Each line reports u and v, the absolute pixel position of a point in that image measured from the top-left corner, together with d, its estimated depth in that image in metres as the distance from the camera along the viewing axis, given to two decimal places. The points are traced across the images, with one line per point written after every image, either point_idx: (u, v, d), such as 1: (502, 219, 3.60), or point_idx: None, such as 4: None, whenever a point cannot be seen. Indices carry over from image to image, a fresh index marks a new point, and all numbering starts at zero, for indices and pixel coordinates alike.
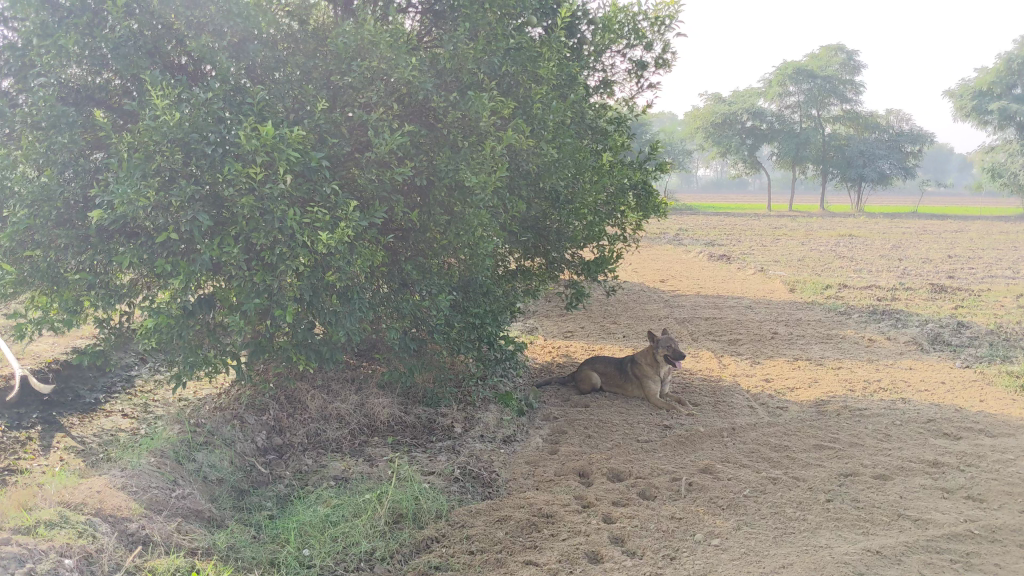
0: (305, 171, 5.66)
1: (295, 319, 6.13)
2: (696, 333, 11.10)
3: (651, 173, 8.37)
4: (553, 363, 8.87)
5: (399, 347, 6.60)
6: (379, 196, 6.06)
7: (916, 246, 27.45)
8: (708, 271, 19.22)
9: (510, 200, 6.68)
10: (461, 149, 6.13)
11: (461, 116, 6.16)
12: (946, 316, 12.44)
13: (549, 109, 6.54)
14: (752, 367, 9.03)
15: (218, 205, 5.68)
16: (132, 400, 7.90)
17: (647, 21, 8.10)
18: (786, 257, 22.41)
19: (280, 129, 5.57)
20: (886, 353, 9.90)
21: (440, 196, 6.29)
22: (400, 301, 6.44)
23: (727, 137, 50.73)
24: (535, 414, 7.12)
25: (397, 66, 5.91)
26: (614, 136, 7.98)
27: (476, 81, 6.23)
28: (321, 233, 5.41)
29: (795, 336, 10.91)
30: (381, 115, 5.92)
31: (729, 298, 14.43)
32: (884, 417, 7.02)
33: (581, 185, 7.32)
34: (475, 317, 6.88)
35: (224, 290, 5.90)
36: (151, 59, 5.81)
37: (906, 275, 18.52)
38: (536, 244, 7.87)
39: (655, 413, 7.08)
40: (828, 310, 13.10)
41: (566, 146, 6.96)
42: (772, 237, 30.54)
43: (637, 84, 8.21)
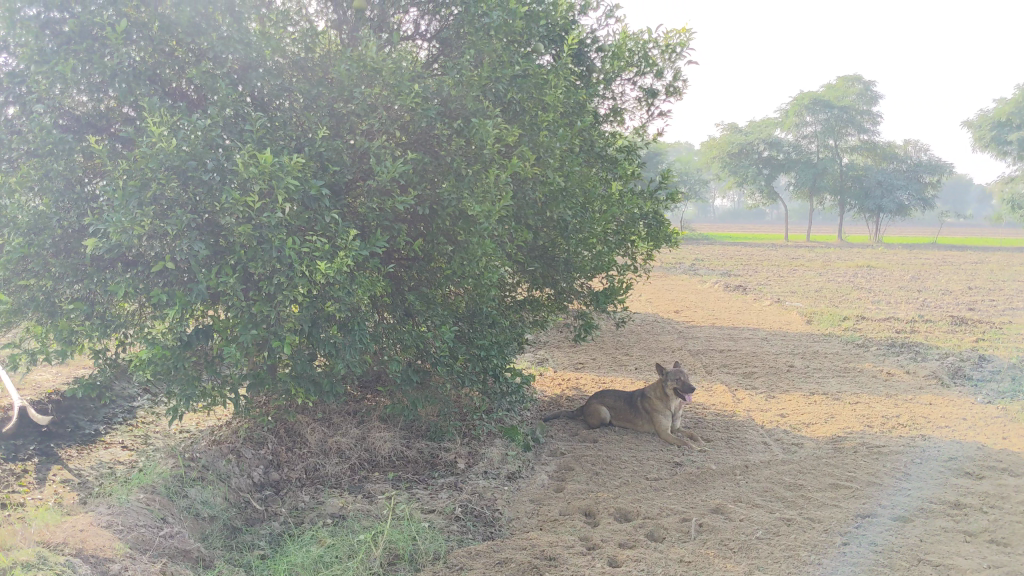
0: (304, 199, 5.53)
1: (295, 350, 5.97)
2: (710, 366, 10.88)
3: (662, 202, 8.20)
4: (562, 396, 8.67)
5: (401, 380, 6.44)
6: (381, 225, 5.92)
7: (935, 278, 27.13)
8: (724, 302, 18.99)
9: (516, 230, 6.53)
10: (465, 177, 5.99)
11: (466, 144, 6.02)
12: (967, 350, 12.16)
13: (557, 136, 6.39)
14: (767, 401, 8.80)
15: (216, 234, 5.55)
16: (132, 432, 7.75)
17: (658, 49, 7.97)
18: (803, 289, 22.17)
19: (279, 157, 5.45)
20: (905, 388, 9.64)
21: (444, 226, 6.14)
22: (402, 332, 6.29)
23: (744, 167, 50.56)
24: (541, 449, 6.93)
25: (400, 93, 5.79)
26: (625, 165, 7.83)
27: (481, 108, 6.10)
28: (319, 263, 5.27)
29: (812, 369, 10.67)
30: (384, 143, 5.79)
31: (745, 329, 14.20)
32: (903, 456, 6.77)
33: (590, 215, 7.17)
34: (480, 349, 6.71)
35: (222, 321, 5.76)
36: (151, 86, 5.71)
37: (925, 307, 18.22)
38: (544, 275, 7.70)
39: (665, 449, 6.87)
40: (846, 343, 12.84)
41: (574, 174, 6.81)
42: (789, 268, 30.27)
43: (648, 112, 8.08)
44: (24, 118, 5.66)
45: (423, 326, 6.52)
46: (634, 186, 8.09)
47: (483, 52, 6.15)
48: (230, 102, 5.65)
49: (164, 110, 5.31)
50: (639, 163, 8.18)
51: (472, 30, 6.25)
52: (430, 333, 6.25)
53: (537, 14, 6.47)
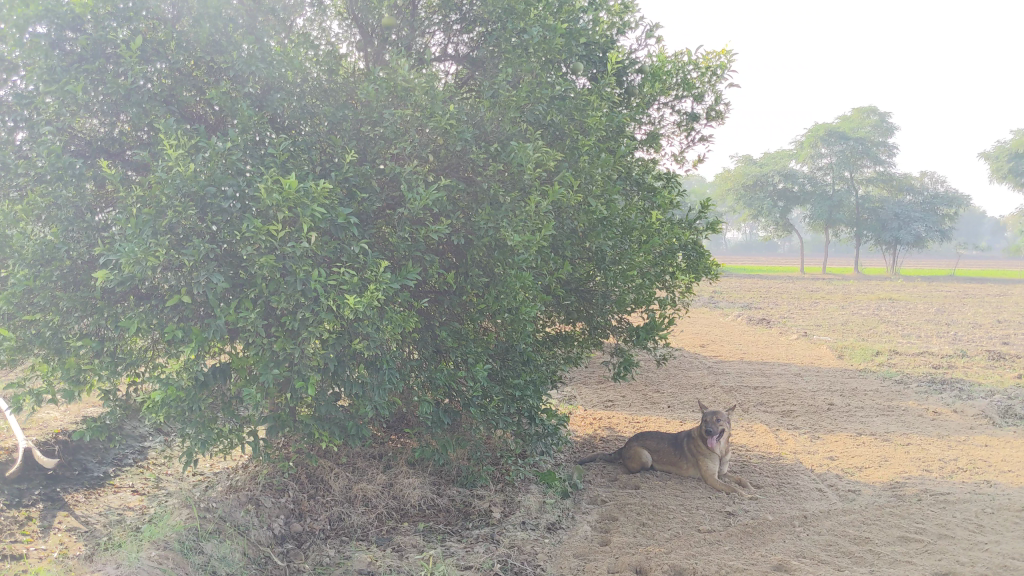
0: (331, 228, 5.12)
1: (319, 390, 5.54)
2: (746, 404, 10.39)
3: (701, 232, 7.78)
4: (595, 437, 8.20)
5: (431, 422, 5.99)
6: (412, 255, 5.49)
7: (962, 310, 26.55)
8: (749, 335, 18.48)
9: (555, 261, 6.10)
10: (503, 204, 5.58)
11: (503, 169, 5.61)
12: (1012, 386, 11.63)
13: (598, 161, 5.98)
14: (812, 443, 8.31)
15: (235, 265, 5.14)
16: (143, 476, 7.31)
17: (698, 71, 7.59)
18: (828, 322, 21.64)
19: (304, 182, 5.05)
20: (956, 428, 9.13)
21: (479, 256, 5.72)
22: (433, 371, 5.85)
23: (759, 199, 50.17)
24: (580, 496, 6.46)
25: (434, 114, 5.39)
26: (664, 192, 7.42)
27: (519, 131, 5.70)
28: (348, 296, 4.85)
29: (854, 408, 10.16)
30: (416, 168, 5.39)
31: (776, 365, 13.70)
32: (971, 505, 6.27)
33: (630, 245, 6.74)
34: (515, 389, 6.27)
35: (240, 359, 5.33)
36: (167, 107, 5.33)
37: (957, 341, 17.67)
38: (579, 308, 7.26)
39: (713, 496, 6.40)
40: (883, 380, 12.32)
41: (615, 202, 6.39)
42: (810, 301, 29.78)
43: (688, 137, 7.68)
44: (32, 142, 5.28)
45: (455, 363, 6.08)
46: (673, 215, 7.67)
47: (520, 71, 5.76)
48: (250, 124, 5.27)
49: (181, 132, 4.93)
50: (677, 190, 7.78)
51: (508, 48, 5.86)
52: (463, 372, 5.81)
53: (576, 33, 6.09)
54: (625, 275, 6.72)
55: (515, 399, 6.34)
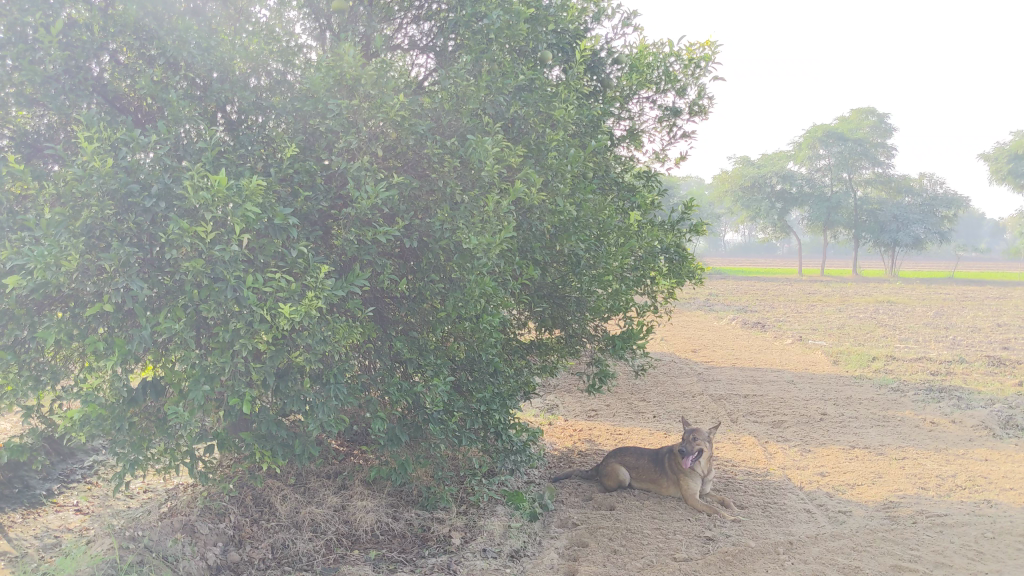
0: (269, 229, 4.67)
1: (260, 407, 5.09)
2: (735, 413, 9.94)
3: (685, 234, 7.33)
4: (574, 452, 7.76)
5: (386, 439, 5.55)
6: (361, 259, 5.04)
7: (961, 313, 26.09)
8: (744, 339, 18.03)
9: (521, 265, 5.64)
10: (461, 204, 5.12)
11: (462, 166, 5.14)
12: (1013, 395, 11.17)
13: (568, 158, 5.46)
14: (803, 457, 7.85)
15: (164, 271, 4.69)
16: (89, 493, 6.86)
17: (680, 63, 7.14)
18: (823, 325, 21.21)
19: (238, 179, 4.60)
20: (954, 440, 8.67)
21: (437, 260, 5.27)
22: (387, 384, 5.40)
23: (756, 201, 49.76)
24: (550, 518, 6.02)
25: (385, 104, 4.93)
26: (644, 192, 6.98)
27: (478, 124, 5.24)
28: (284, 305, 4.39)
29: (848, 418, 9.70)
30: (365, 164, 4.94)
31: (769, 372, 13.25)
32: (971, 528, 5.81)
33: (605, 248, 6.29)
34: (479, 403, 5.82)
35: (172, 374, 4.88)
36: (92, 98, 4.87)
37: (956, 346, 17.21)
38: (553, 315, 6.82)
39: (692, 519, 5.95)
40: (880, 387, 11.86)
41: (588, 202, 5.94)
42: (808, 304, 29.30)
43: (670, 133, 7.24)
44: None
45: (413, 375, 5.62)
46: (654, 216, 7.22)
47: (481, 60, 5.30)
48: (182, 115, 4.82)
49: (102, 124, 4.49)
50: (659, 190, 7.33)
51: (469, 35, 5.41)
52: (420, 387, 5.35)
53: (544, 19, 5.64)
54: (599, 279, 6.28)
55: (480, 414, 5.89)
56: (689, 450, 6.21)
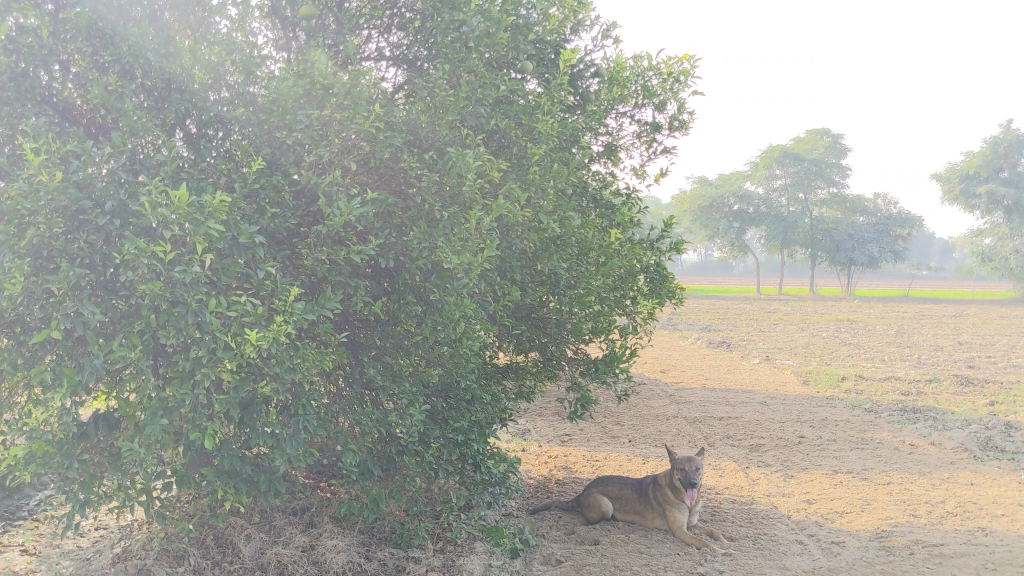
0: (233, 248, 4.30)
1: (223, 441, 4.70)
2: (712, 437, 9.68)
3: (665, 253, 7.06)
4: (551, 481, 7.44)
5: (358, 473, 5.18)
6: (333, 281, 4.69)
7: (921, 331, 26.25)
8: (711, 359, 17.86)
9: (502, 286, 5.33)
10: (439, 221, 4.79)
11: (440, 181, 4.82)
12: (987, 415, 11.05)
13: (551, 173, 5.22)
14: (787, 484, 7.60)
15: (118, 295, 4.30)
16: (34, 532, 6.39)
17: (659, 76, 6.89)
18: (787, 344, 21.14)
19: (199, 194, 4.23)
20: (936, 464, 8.49)
21: (414, 281, 4.93)
22: (360, 415, 5.04)
23: (715, 221, 50.04)
24: (532, 555, 5.69)
25: (358, 115, 4.59)
26: (624, 209, 6.71)
27: (457, 137, 4.92)
28: (250, 331, 4.03)
29: (826, 441, 9.49)
30: (336, 178, 4.59)
31: (740, 393, 13.04)
32: (970, 559, 5.58)
33: (586, 268, 5.99)
34: (457, 433, 5.48)
35: (126, 406, 4.48)
36: (39, 107, 4.48)
37: (921, 364, 17.18)
38: (531, 338, 6.50)
39: (681, 553, 5.66)
40: (853, 408, 11.70)
41: (569, 220, 5.65)
42: (769, 323, 29.32)
43: (649, 149, 6.98)
44: None
45: (386, 404, 5.26)
46: (634, 235, 6.95)
47: (459, 69, 4.98)
48: (138, 126, 4.46)
49: (50, 135, 4.11)
50: (638, 207, 7.07)
51: (446, 42, 5.08)
52: (396, 417, 5.01)
53: (524, 27, 5.35)
54: (581, 300, 5.97)
55: (458, 444, 5.54)
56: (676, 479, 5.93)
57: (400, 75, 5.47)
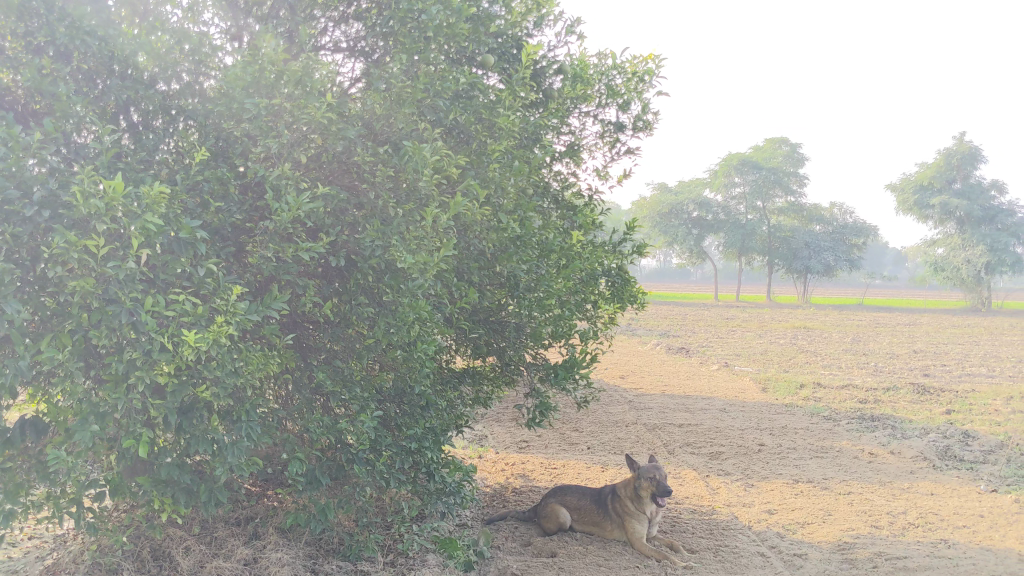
0: (172, 244, 4.04)
1: (160, 448, 4.43)
2: (671, 444, 9.54)
3: (627, 257, 6.89)
4: (507, 490, 7.24)
5: (305, 483, 4.93)
6: (280, 280, 4.44)
7: (877, 339, 26.46)
8: (670, 365, 17.79)
9: (459, 288, 5.11)
10: (394, 219, 4.56)
11: (395, 177, 4.59)
12: (944, 424, 11.04)
13: (512, 170, 5.01)
14: (747, 493, 7.46)
15: (48, 292, 4.02)
16: None
17: (624, 75, 6.72)
18: (746, 351, 21.14)
19: (137, 186, 3.96)
20: (896, 473, 8.41)
21: (366, 282, 4.70)
22: (307, 422, 4.79)
23: (674, 227, 50.26)
24: (486, 568, 5.49)
25: (308, 105, 4.34)
26: (586, 211, 6.53)
27: (414, 131, 4.69)
28: (189, 333, 3.77)
29: (786, 449, 9.39)
30: (285, 172, 4.35)
31: (700, 399, 12.94)
32: (934, 573, 5.46)
33: (547, 270, 5.79)
34: (410, 441, 5.24)
35: (55, 411, 4.19)
36: None
37: (878, 372, 17.24)
38: (489, 342, 6.28)
39: (641, 566, 5.48)
40: (812, 416, 11.64)
41: (530, 220, 5.45)
42: (727, 329, 29.41)
43: (613, 149, 6.81)
44: None
45: (336, 410, 5.02)
46: (596, 237, 6.77)
47: (417, 60, 4.76)
48: (73, 112, 4.17)
49: None
50: (601, 209, 6.89)
51: (404, 32, 4.85)
52: (345, 424, 4.77)
53: (485, 19, 5.13)
54: (541, 304, 5.78)
55: (411, 452, 5.31)
56: (643, 487, 5.83)
57: (355, 68, 5.23)
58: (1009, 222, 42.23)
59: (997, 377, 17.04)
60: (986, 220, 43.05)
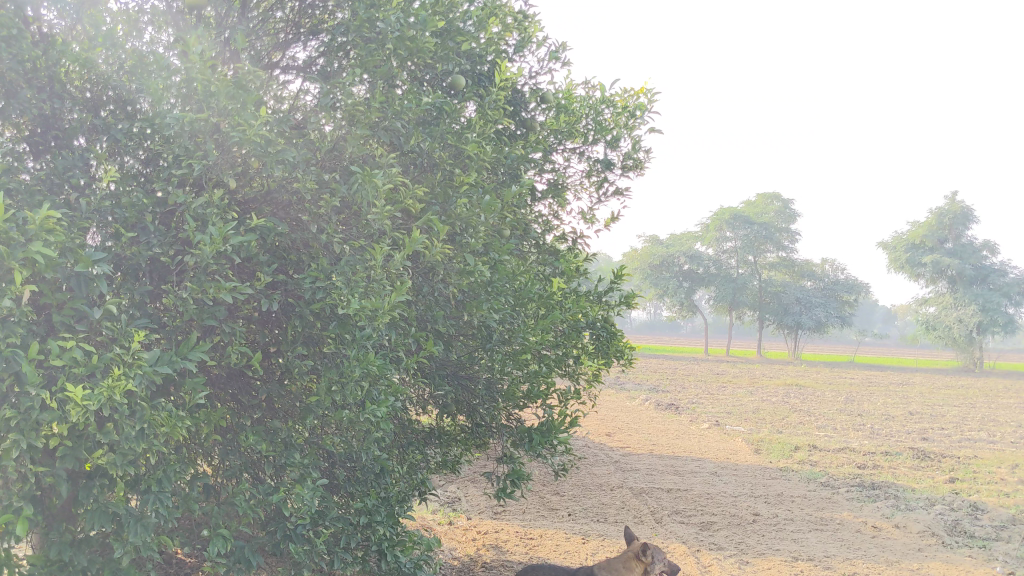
0: (70, 281, 3.38)
1: (53, 523, 3.72)
2: (659, 512, 8.83)
3: (614, 308, 6.27)
4: (476, 564, 6.54)
5: (233, 562, 4.23)
6: (204, 326, 3.78)
7: (871, 399, 25.80)
8: (659, 422, 17.07)
9: (418, 339, 4.47)
10: (342, 257, 3.92)
11: (343, 210, 3.96)
12: (950, 494, 10.38)
13: (482, 207, 4.39)
14: (742, 573, 6.78)
15: None
16: None
17: (614, 109, 6.14)
18: (737, 408, 20.45)
19: (27, 210, 3.31)
20: (903, 551, 7.72)
21: (309, 329, 4.05)
22: (234, 492, 4.10)
23: (664, 280, 49.83)
24: None
25: (242, 122, 3.72)
26: (569, 257, 5.94)
27: (367, 157, 4.07)
28: (77, 388, 3.10)
29: (783, 520, 8.70)
30: (213, 199, 3.71)
31: (690, 461, 12.24)
32: None
33: (523, 320, 5.15)
34: (360, 514, 4.56)
35: None
36: None
37: (875, 435, 16.57)
38: (457, 399, 5.61)
39: None
40: (809, 483, 10.95)
41: (504, 264, 4.82)
42: (718, 385, 28.71)
43: (599, 190, 6.22)
44: None
45: (272, 479, 4.33)
46: (580, 286, 6.14)
47: (373, 76, 4.14)
48: None
49: None
50: (586, 255, 6.27)
51: (360, 44, 4.24)
52: (280, 495, 4.09)
53: (456, 34, 4.54)
54: (517, 358, 5.16)
55: (361, 528, 4.62)
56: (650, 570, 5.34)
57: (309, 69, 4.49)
58: (1001, 282, 41.93)
59: (998, 442, 16.40)
60: (978, 280, 42.74)
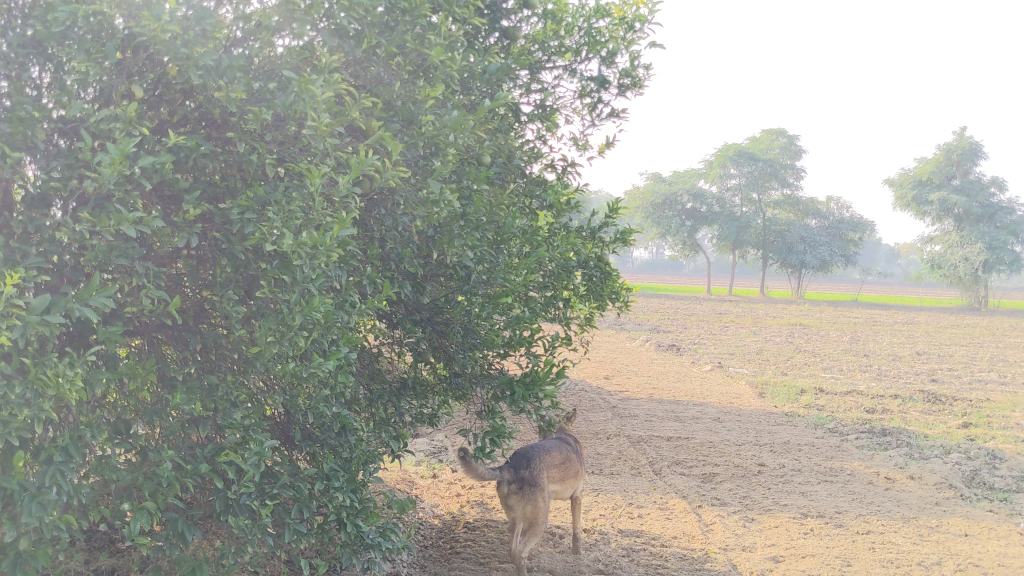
0: None
1: None
2: (659, 462, 8.30)
3: (609, 246, 5.60)
4: (459, 525, 6.01)
5: (165, 535, 3.68)
6: (111, 265, 3.17)
7: (877, 339, 25.27)
8: (659, 364, 16.60)
9: (377, 281, 3.86)
10: (277, 184, 3.30)
11: (279, 127, 3.34)
12: (965, 441, 9.86)
13: (449, 125, 3.74)
14: (748, 533, 6.24)
15: None
16: None
17: (610, 20, 5.44)
18: (741, 349, 19.96)
19: None
20: (918, 505, 7.19)
21: (244, 269, 3.46)
22: (162, 457, 3.54)
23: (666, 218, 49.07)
24: None
25: (150, 16, 3.07)
26: (557, 188, 5.29)
27: (308, 64, 3.43)
28: None
29: (791, 471, 8.17)
30: (118, 112, 3.08)
31: (692, 405, 11.74)
32: None
33: (503, 258, 4.53)
34: (315, 479, 4.00)
35: None
36: None
37: (883, 377, 16.08)
38: (435, 346, 4.87)
39: None
40: (817, 428, 10.43)
41: (480, 194, 4.19)
42: (719, 324, 28.23)
43: (592, 112, 5.55)
44: None
45: (210, 441, 3.77)
46: (570, 221, 5.50)
47: None
48: None
49: None
50: (578, 187, 5.63)
51: None
52: (215, 460, 3.53)
53: None
54: (497, 302, 4.49)
55: (317, 494, 4.07)
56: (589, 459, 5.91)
57: None
58: (1009, 220, 41.17)
59: (1010, 383, 15.91)
60: (986, 218, 41.98)
